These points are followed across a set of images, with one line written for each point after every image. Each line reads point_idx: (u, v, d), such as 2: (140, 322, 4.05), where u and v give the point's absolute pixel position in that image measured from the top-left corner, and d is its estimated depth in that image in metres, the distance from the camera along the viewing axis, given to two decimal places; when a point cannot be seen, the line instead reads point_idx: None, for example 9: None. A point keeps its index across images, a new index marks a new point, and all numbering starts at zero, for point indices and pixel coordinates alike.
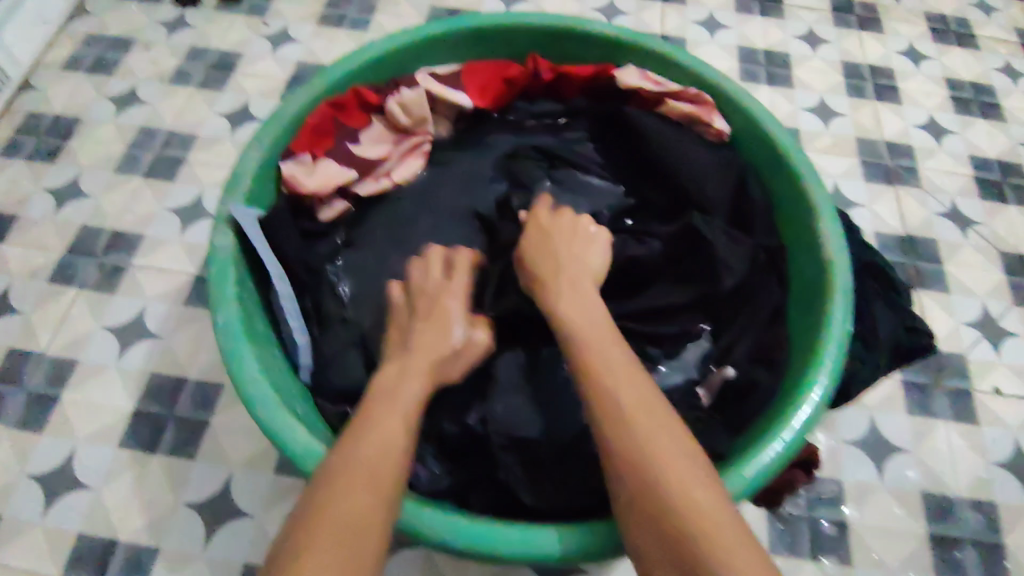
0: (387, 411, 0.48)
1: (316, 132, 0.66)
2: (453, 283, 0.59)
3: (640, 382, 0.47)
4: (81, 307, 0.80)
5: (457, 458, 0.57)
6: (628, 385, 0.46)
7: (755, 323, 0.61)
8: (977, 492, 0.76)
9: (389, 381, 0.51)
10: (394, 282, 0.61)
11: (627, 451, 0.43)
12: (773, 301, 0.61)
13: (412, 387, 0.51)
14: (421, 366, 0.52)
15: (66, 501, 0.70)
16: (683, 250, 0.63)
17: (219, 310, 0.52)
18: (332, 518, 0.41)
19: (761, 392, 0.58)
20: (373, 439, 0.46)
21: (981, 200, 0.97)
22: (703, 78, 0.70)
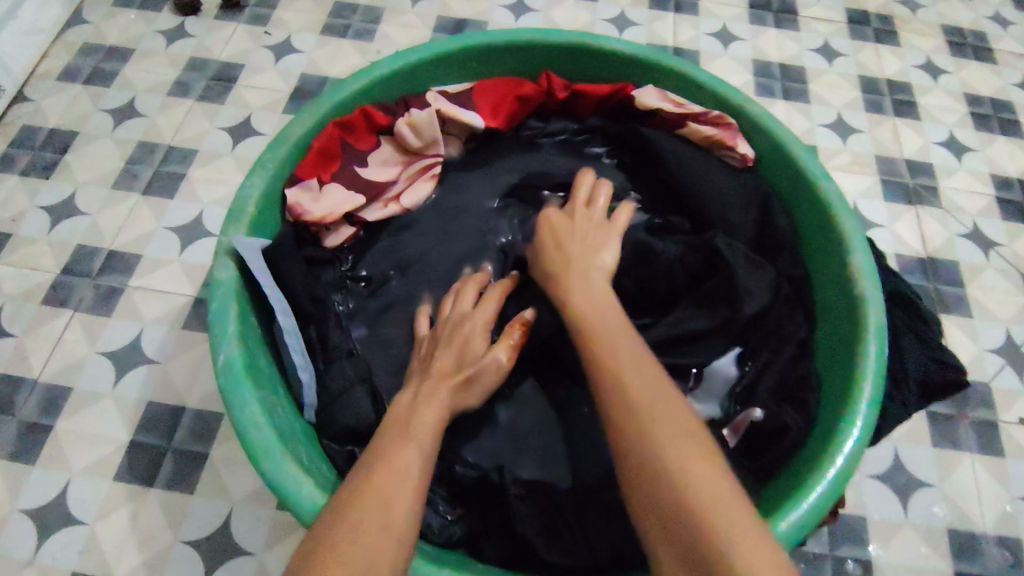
0: (398, 441, 0.46)
1: (323, 155, 0.63)
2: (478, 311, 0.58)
3: (674, 403, 0.44)
4: (75, 331, 0.77)
5: (469, 507, 0.54)
6: (654, 393, 0.44)
7: (781, 357, 0.58)
8: (1005, 528, 0.73)
9: (404, 411, 0.49)
10: (422, 315, 0.61)
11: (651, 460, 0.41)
12: (800, 336, 0.59)
13: (426, 417, 0.49)
14: (441, 394, 0.51)
15: (59, 536, 0.67)
16: (704, 274, 0.60)
17: (221, 350, 0.50)
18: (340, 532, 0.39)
19: (792, 437, 0.54)
20: (384, 470, 0.43)
21: (1002, 220, 0.95)
22: (726, 100, 0.68)
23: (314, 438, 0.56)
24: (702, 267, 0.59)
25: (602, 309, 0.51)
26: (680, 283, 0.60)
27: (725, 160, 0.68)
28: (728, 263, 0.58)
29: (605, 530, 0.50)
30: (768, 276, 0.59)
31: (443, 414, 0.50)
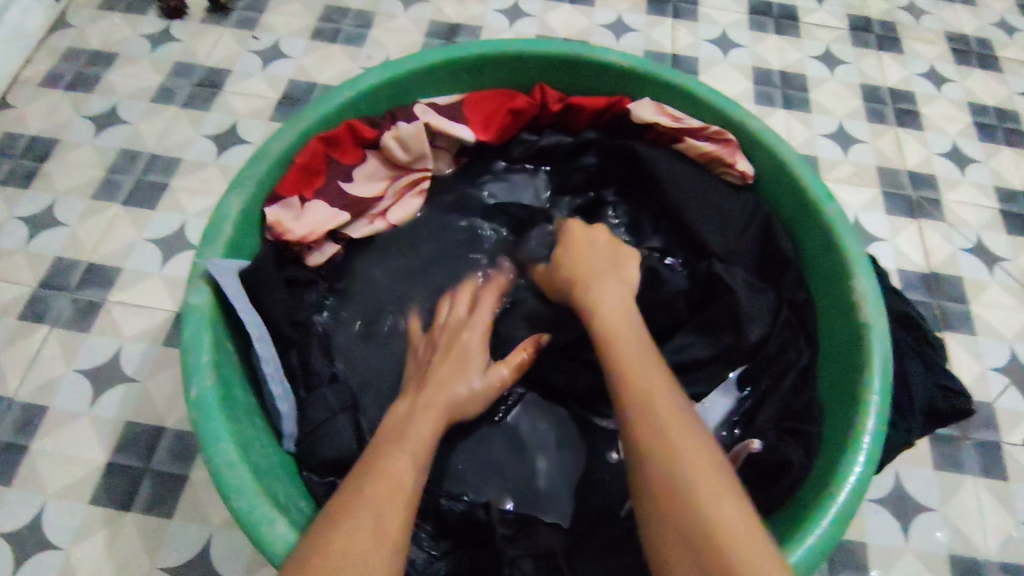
0: (393, 451, 0.44)
1: (306, 171, 0.61)
2: (473, 319, 0.57)
3: (689, 426, 0.43)
4: (53, 347, 0.75)
5: (456, 546, 0.51)
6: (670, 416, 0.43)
7: (782, 385, 0.56)
8: (1009, 554, 0.71)
9: (397, 424, 0.47)
10: (411, 322, 0.60)
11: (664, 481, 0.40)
12: (803, 363, 0.57)
13: (418, 431, 0.47)
14: (435, 403, 0.49)
15: (32, 562, 0.65)
16: (705, 302, 0.59)
17: (193, 382, 0.47)
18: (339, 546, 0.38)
19: (795, 472, 0.50)
20: (381, 479, 0.42)
21: (1006, 233, 0.92)
22: (725, 114, 0.65)
23: (293, 472, 0.53)
24: (701, 290, 0.59)
25: (618, 328, 0.50)
26: (683, 315, 0.59)
27: (724, 178, 0.66)
28: (731, 291, 0.57)
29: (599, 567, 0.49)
30: (769, 305, 0.58)
31: (437, 428, 0.48)
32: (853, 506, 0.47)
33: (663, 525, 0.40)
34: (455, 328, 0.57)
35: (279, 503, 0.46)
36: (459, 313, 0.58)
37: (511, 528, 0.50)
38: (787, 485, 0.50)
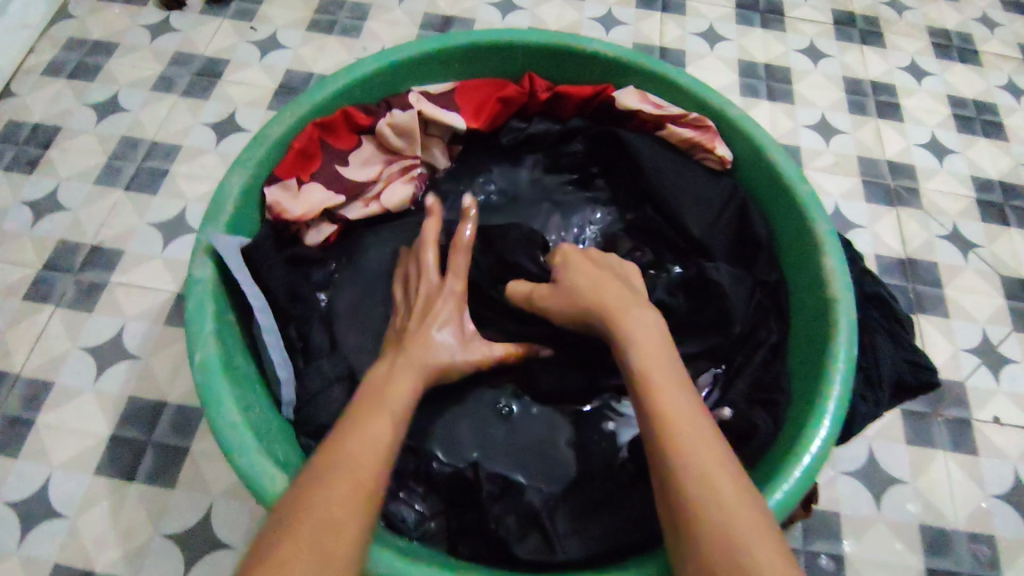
0: (374, 411, 0.47)
1: (303, 154, 0.64)
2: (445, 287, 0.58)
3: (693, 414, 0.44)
4: (57, 326, 0.77)
5: (447, 505, 0.55)
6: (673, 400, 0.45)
7: (754, 361, 0.59)
8: (976, 525, 0.74)
9: (378, 383, 0.50)
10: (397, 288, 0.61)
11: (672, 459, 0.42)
12: (772, 341, 0.60)
13: (399, 390, 0.49)
14: (414, 364, 0.52)
15: (40, 530, 0.67)
16: (703, 303, 0.59)
17: (197, 349, 0.50)
18: (311, 511, 0.40)
19: (762, 435, 0.55)
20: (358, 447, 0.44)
21: (982, 221, 0.96)
22: (706, 103, 0.68)
23: (291, 435, 0.56)
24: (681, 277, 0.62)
25: (614, 307, 0.52)
26: (675, 315, 0.60)
27: (704, 163, 0.68)
28: (722, 291, 0.58)
29: (580, 526, 0.52)
30: (751, 292, 0.61)
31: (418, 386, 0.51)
32: (819, 460, 0.50)
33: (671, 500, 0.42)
34: (431, 293, 0.58)
35: (279, 461, 0.48)
36: (431, 279, 0.59)
37: (497, 488, 0.54)
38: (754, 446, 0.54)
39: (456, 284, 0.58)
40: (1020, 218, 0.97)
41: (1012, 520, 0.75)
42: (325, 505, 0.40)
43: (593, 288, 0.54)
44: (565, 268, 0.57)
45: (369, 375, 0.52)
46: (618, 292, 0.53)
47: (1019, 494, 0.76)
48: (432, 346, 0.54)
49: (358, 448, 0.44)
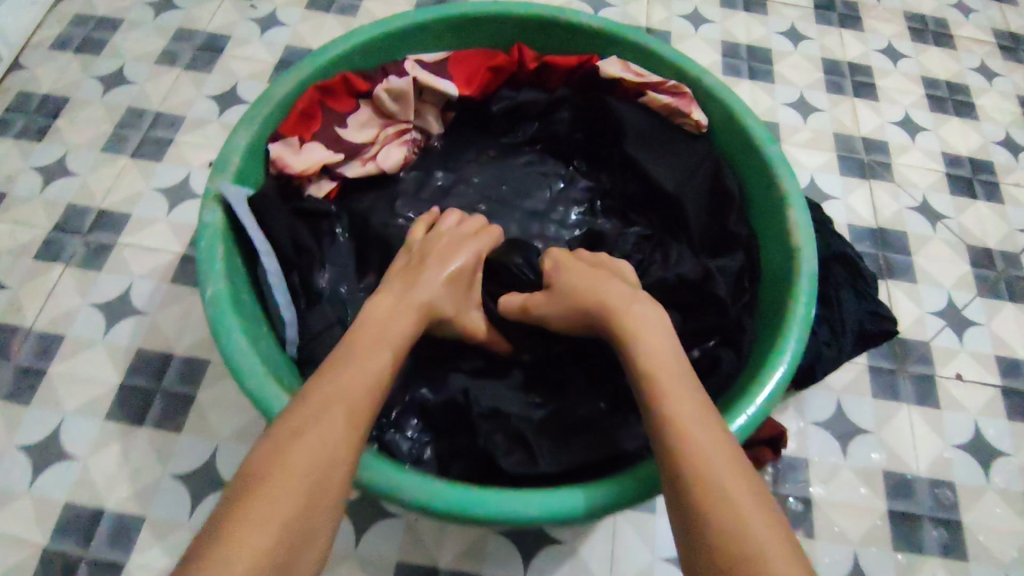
0: (369, 348, 0.49)
1: (305, 114, 0.68)
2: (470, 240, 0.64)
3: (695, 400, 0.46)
4: (67, 284, 0.81)
5: (435, 430, 0.61)
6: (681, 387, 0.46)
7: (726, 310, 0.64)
8: (937, 472, 0.79)
9: (378, 316, 0.53)
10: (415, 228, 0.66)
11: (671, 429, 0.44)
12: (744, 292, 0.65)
13: (398, 329, 0.52)
14: (413, 303, 0.55)
15: (53, 471, 0.71)
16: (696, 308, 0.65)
17: (208, 285, 0.54)
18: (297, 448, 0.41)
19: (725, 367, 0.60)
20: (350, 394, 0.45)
21: (951, 194, 1.00)
22: (685, 72, 0.72)
23: (294, 369, 0.60)
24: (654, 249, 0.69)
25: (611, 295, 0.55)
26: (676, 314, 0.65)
27: (682, 127, 0.73)
28: (721, 300, 0.63)
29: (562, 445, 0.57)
30: (732, 268, 0.65)
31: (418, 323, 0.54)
32: (782, 387, 0.55)
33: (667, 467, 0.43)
34: (452, 239, 0.63)
35: (285, 386, 0.52)
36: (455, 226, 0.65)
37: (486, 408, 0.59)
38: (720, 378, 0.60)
39: (471, 243, 0.63)
40: (986, 191, 1.02)
41: (970, 468, 0.79)
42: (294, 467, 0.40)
43: (582, 277, 0.59)
44: (558, 271, 0.61)
45: (364, 305, 0.55)
46: (618, 289, 0.56)
47: (978, 445, 0.81)
48: (435, 295, 0.57)
49: (329, 404, 0.44)
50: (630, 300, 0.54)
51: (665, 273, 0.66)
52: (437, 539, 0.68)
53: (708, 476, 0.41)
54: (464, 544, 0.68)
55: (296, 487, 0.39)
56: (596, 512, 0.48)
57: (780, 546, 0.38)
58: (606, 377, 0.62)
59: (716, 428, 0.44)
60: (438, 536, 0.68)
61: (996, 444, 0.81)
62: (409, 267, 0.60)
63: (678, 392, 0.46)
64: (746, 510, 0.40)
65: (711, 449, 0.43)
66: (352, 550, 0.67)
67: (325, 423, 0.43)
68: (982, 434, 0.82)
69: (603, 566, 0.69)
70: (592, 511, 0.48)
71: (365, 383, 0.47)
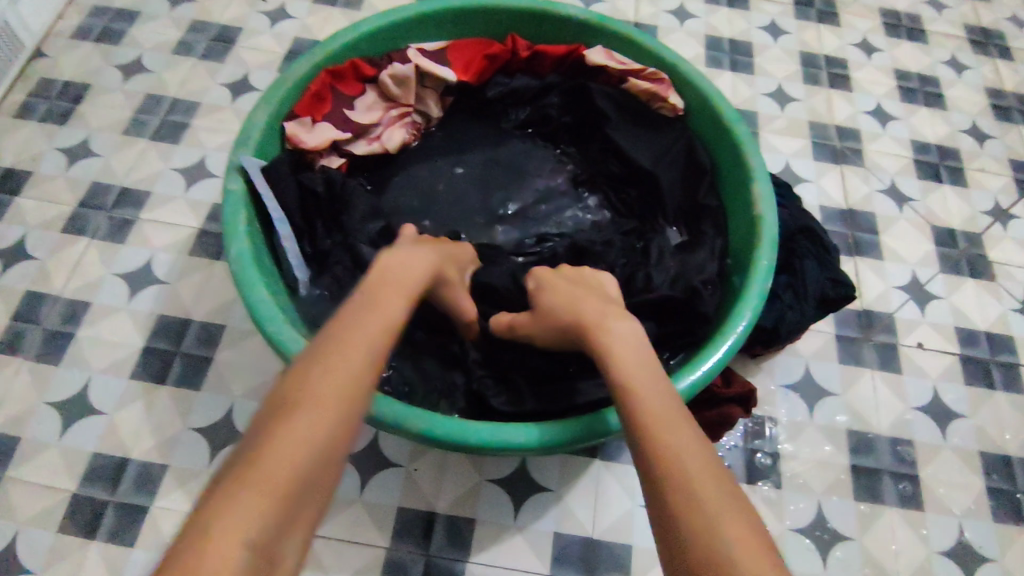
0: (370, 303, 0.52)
1: (316, 97, 0.74)
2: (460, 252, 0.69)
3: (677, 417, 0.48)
4: (92, 255, 0.87)
5: (431, 377, 0.69)
6: (661, 400, 0.49)
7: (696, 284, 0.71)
8: (897, 431, 0.85)
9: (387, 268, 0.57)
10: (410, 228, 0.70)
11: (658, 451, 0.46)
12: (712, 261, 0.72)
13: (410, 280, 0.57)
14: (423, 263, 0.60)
15: (81, 424, 0.77)
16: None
17: (233, 244, 0.60)
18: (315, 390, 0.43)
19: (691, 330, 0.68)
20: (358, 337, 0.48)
21: (918, 179, 1.07)
22: (664, 59, 0.79)
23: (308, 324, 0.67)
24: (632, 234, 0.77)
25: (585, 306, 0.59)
26: (654, 317, 0.69)
27: (660, 111, 0.80)
28: (705, 317, 0.67)
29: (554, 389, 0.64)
30: (715, 248, 0.72)
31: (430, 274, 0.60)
32: (744, 337, 0.62)
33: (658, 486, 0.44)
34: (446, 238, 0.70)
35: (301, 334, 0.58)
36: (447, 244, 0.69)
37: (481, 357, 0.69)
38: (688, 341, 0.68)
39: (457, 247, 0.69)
40: (952, 176, 1.08)
41: (929, 428, 0.86)
42: (294, 427, 0.41)
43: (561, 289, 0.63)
44: (540, 292, 0.64)
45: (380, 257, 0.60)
46: (594, 305, 0.59)
47: (937, 407, 0.87)
48: (426, 277, 0.60)
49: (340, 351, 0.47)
50: (603, 315, 0.57)
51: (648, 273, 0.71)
52: (436, 487, 0.75)
53: (678, 479, 0.43)
54: (460, 494, 0.75)
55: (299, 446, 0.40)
56: (547, 448, 0.56)
57: (751, 540, 0.40)
58: None
59: (685, 432, 0.47)
60: (435, 486, 0.75)
61: (954, 407, 0.88)
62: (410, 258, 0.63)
63: (658, 404, 0.49)
64: (720, 514, 0.41)
65: (687, 449, 0.45)
66: (358, 497, 0.74)
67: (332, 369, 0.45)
68: (941, 398, 0.88)
69: (587, 512, 0.75)
70: (542, 444, 0.55)
71: (360, 347, 0.47)
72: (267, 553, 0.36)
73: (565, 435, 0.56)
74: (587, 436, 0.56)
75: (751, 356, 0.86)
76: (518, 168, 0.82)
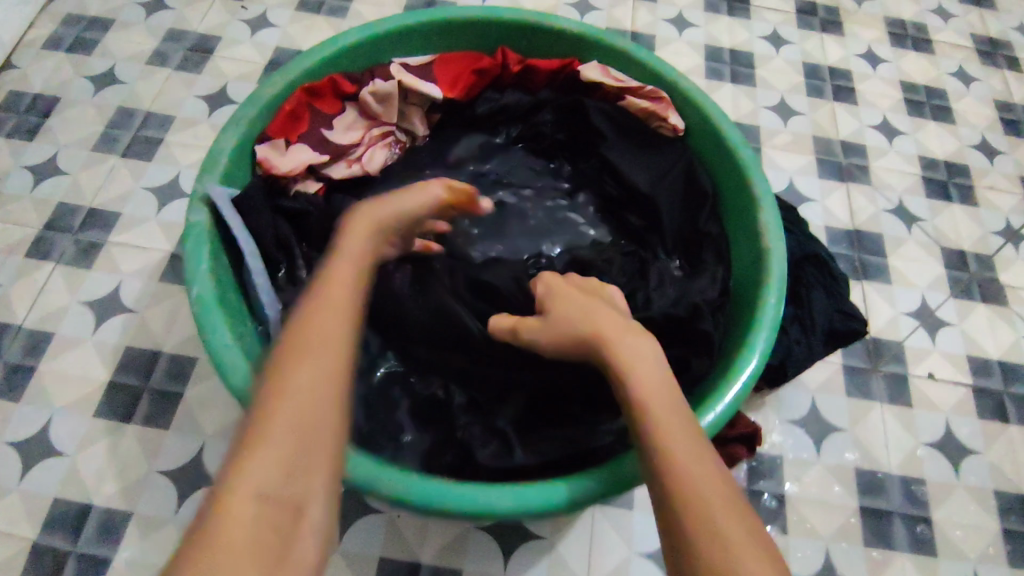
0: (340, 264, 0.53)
1: (292, 116, 0.69)
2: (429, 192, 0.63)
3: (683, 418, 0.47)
4: (57, 282, 0.82)
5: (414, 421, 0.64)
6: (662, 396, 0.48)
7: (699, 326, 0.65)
8: (908, 469, 0.81)
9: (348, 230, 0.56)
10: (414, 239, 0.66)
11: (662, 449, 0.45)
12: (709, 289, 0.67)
13: (354, 241, 0.55)
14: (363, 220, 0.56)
15: (43, 467, 0.72)
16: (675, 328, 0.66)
17: (194, 283, 0.55)
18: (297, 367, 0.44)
19: (692, 372, 0.63)
20: (327, 307, 0.48)
21: (926, 197, 1.03)
22: (664, 77, 0.74)
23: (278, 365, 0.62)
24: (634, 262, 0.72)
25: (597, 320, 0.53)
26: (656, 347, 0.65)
27: (659, 131, 0.75)
28: (708, 336, 0.62)
29: (548, 437, 0.59)
30: (712, 285, 0.68)
31: (371, 237, 0.56)
32: (754, 379, 0.57)
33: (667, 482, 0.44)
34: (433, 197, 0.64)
35: None
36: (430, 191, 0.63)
37: (466, 401, 0.63)
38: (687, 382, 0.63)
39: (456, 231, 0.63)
40: (962, 194, 1.04)
41: (941, 466, 0.82)
42: (293, 397, 0.43)
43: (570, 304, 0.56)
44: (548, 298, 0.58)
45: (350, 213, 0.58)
46: (612, 321, 0.53)
47: (949, 442, 0.83)
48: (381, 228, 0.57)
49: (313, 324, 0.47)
50: (618, 331, 0.52)
51: (648, 305, 0.66)
52: (420, 536, 0.70)
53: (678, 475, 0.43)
54: (444, 543, 0.70)
55: (298, 412, 0.42)
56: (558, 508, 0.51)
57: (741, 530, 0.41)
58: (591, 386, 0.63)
59: (683, 428, 0.46)
60: (419, 535, 0.70)
61: (967, 443, 0.83)
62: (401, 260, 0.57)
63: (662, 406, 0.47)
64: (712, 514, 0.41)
65: (685, 453, 0.44)
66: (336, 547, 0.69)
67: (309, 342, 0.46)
68: (953, 432, 0.84)
69: (582, 561, 0.70)
70: (572, 500, 0.51)
71: (340, 311, 0.48)
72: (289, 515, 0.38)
73: (586, 493, 0.51)
74: (617, 489, 0.51)
75: (758, 391, 0.82)
76: (510, 189, 0.77)
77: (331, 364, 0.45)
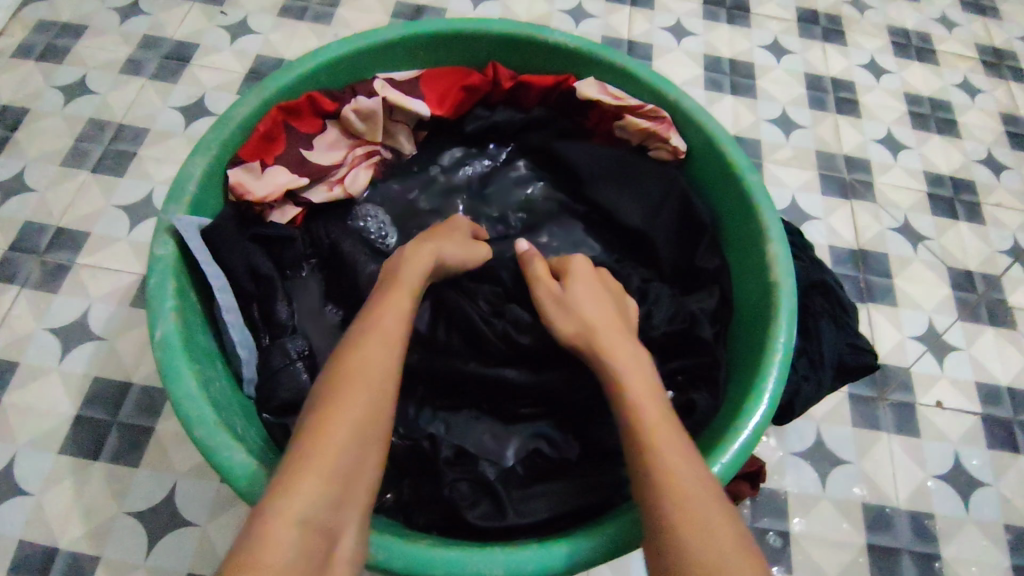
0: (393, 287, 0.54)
1: (266, 138, 0.65)
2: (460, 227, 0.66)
3: (675, 434, 0.46)
4: (22, 308, 0.77)
5: (390, 472, 0.59)
6: (658, 412, 0.47)
7: (703, 359, 0.62)
8: (917, 503, 0.78)
9: (399, 261, 0.57)
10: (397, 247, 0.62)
11: (670, 470, 0.43)
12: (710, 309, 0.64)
13: (420, 262, 0.57)
14: (427, 250, 0.59)
15: (3, 508, 0.68)
16: (674, 351, 0.64)
17: (158, 324, 0.51)
18: (355, 378, 0.45)
19: (700, 410, 0.60)
20: (376, 328, 0.49)
21: (932, 215, 0.99)
22: (665, 95, 0.70)
23: (250, 410, 0.58)
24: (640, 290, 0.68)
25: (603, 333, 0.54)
26: (663, 370, 0.62)
27: (660, 152, 0.71)
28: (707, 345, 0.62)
29: (550, 490, 0.56)
30: (709, 307, 0.64)
31: (430, 256, 0.59)
32: (766, 422, 0.53)
33: (671, 498, 0.42)
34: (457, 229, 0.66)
35: (236, 434, 0.50)
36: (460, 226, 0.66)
37: (453, 453, 0.58)
38: (692, 421, 0.60)
39: (465, 245, 0.63)
40: (968, 212, 1.01)
41: (951, 499, 0.78)
42: (340, 411, 0.43)
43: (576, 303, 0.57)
44: (553, 312, 0.58)
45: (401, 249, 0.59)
46: (614, 331, 0.54)
47: (959, 474, 0.80)
48: (434, 256, 0.58)
49: (364, 342, 0.48)
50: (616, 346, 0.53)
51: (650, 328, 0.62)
52: None
53: (672, 488, 0.42)
54: None
55: (344, 443, 0.42)
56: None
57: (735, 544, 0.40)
58: (592, 426, 0.60)
59: (677, 435, 0.46)
60: None
61: (977, 475, 0.80)
62: (386, 279, 0.56)
63: (661, 422, 0.47)
64: (711, 528, 0.40)
65: (682, 464, 0.44)
66: None
67: (361, 360, 0.47)
68: (963, 464, 0.81)
69: None
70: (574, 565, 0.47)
71: (392, 332, 0.50)
72: (319, 532, 0.39)
73: (598, 552, 0.48)
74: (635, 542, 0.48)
75: None
76: (505, 215, 0.72)
77: (376, 397, 0.45)
